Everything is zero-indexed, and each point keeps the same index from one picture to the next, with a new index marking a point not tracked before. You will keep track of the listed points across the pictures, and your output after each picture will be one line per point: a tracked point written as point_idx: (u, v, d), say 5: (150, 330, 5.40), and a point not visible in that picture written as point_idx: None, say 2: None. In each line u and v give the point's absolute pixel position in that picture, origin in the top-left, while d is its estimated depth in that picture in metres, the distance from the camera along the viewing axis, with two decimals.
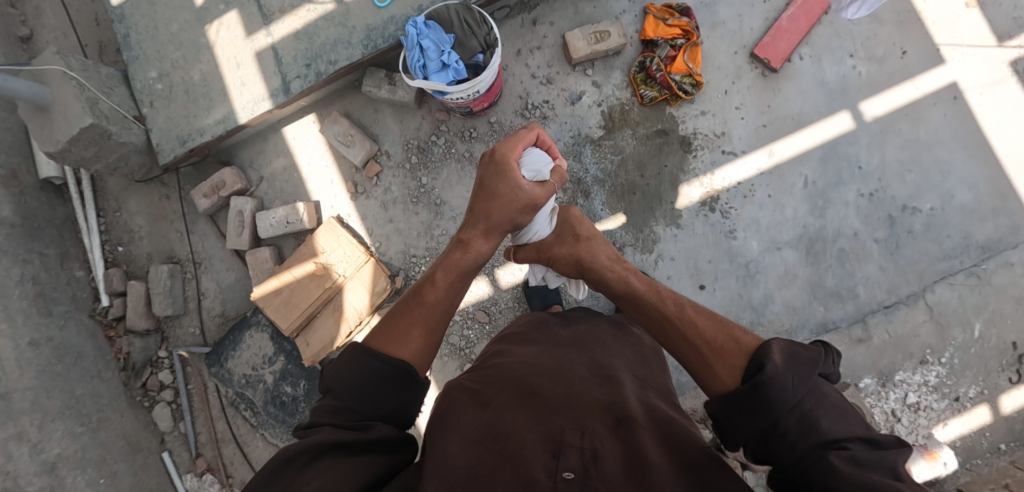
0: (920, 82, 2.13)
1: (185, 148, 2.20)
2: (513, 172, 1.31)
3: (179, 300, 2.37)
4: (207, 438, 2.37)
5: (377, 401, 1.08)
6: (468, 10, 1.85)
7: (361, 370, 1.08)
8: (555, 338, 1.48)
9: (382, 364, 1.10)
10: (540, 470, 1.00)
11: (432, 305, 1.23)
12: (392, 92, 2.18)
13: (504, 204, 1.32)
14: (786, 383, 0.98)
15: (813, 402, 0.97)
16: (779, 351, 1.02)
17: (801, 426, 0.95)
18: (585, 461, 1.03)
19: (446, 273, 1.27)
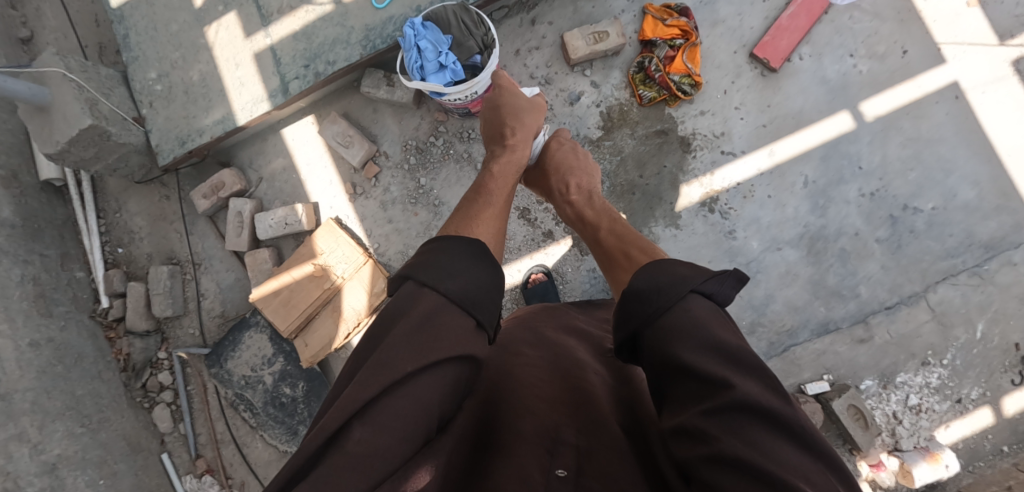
0: (922, 81, 2.12)
1: (184, 148, 2.20)
2: (516, 88, 1.62)
3: (179, 301, 2.34)
4: (207, 439, 2.37)
5: (473, 296, 0.98)
6: (467, 11, 1.87)
7: (452, 252, 1.04)
8: (555, 323, 1.38)
9: (469, 244, 1.07)
10: (532, 467, 0.89)
11: (495, 188, 1.36)
12: (391, 93, 2.18)
13: (526, 112, 1.59)
14: (650, 305, 1.02)
15: (693, 330, 0.95)
16: (653, 274, 1.06)
17: (655, 346, 0.97)
18: (579, 458, 0.92)
19: (504, 168, 1.45)
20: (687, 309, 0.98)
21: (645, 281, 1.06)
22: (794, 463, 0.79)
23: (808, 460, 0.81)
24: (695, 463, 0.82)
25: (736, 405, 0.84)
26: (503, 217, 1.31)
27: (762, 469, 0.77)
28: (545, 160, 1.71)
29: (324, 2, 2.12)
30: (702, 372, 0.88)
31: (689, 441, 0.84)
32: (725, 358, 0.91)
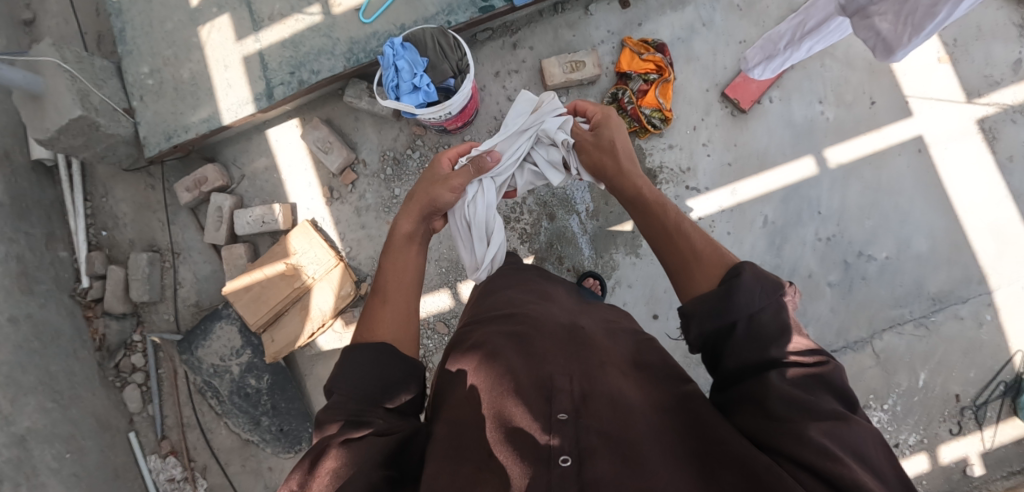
0: (887, 131, 2.17)
1: (170, 144, 2.28)
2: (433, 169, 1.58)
3: (157, 287, 2.42)
4: (173, 422, 2.46)
5: (382, 382, 1.16)
6: (444, 35, 1.95)
7: (359, 351, 1.19)
8: (535, 294, 1.54)
9: (372, 347, 1.20)
10: (536, 414, 1.08)
11: (392, 288, 1.38)
12: (372, 104, 2.26)
13: (420, 190, 1.55)
14: (751, 300, 1.09)
15: (779, 327, 1.07)
16: (752, 271, 1.12)
17: (753, 345, 1.07)
18: (575, 402, 1.10)
19: (390, 256, 1.45)
20: (781, 306, 1.09)
21: (748, 277, 1.11)
22: (825, 396, 0.99)
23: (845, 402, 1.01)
24: (772, 406, 0.98)
25: (810, 376, 1.01)
26: (412, 303, 1.38)
27: (807, 405, 0.96)
28: (606, 138, 1.55)
29: (314, 12, 2.21)
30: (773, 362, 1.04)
31: (764, 397, 1.00)
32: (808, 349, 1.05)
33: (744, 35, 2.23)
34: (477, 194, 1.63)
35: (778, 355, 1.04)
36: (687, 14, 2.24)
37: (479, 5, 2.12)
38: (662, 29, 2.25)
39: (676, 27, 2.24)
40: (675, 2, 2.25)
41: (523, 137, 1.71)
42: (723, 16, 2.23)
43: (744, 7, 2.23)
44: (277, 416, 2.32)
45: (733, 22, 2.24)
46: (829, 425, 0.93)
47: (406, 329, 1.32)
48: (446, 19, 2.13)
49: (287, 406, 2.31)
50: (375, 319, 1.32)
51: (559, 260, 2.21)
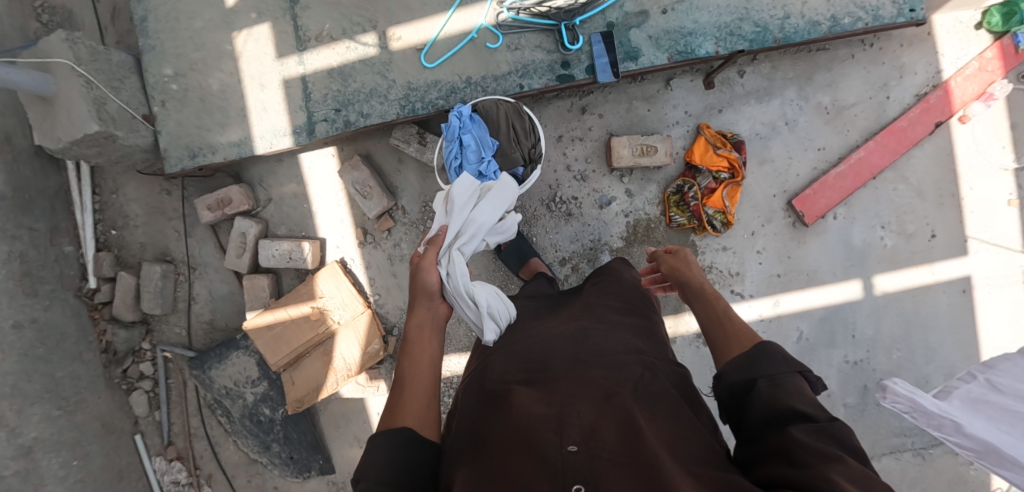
0: (938, 268, 2.15)
1: (194, 162, 2.08)
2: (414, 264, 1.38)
3: (169, 300, 2.30)
4: (179, 429, 2.43)
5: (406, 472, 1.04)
6: (520, 117, 1.79)
7: (384, 438, 1.07)
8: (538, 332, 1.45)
9: (396, 432, 1.08)
10: (557, 443, 0.99)
11: (413, 371, 1.20)
12: (420, 152, 2.10)
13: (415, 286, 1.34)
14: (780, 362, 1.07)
15: (798, 380, 1.05)
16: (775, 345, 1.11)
17: (776, 398, 1.03)
18: (594, 429, 1.02)
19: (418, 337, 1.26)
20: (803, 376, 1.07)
21: (775, 348, 1.10)
22: (842, 447, 0.96)
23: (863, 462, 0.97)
24: (804, 457, 0.92)
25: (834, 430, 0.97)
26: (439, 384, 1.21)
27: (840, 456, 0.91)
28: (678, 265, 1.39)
29: (368, 43, 2.00)
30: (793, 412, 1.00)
31: (795, 458, 0.93)
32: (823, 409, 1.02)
33: (824, 142, 2.13)
34: (451, 267, 1.41)
35: (805, 408, 1.00)
36: (771, 110, 2.12)
37: (558, 72, 1.93)
38: (742, 121, 2.12)
39: (756, 122, 2.13)
40: (761, 93, 2.11)
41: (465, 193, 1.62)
42: (807, 119, 2.12)
43: (831, 112, 2.12)
44: (288, 445, 2.31)
45: (816, 127, 2.13)
46: (849, 474, 0.88)
47: (431, 420, 1.15)
48: (520, 82, 1.94)
49: (299, 437, 2.31)
50: (394, 405, 1.15)
51: None
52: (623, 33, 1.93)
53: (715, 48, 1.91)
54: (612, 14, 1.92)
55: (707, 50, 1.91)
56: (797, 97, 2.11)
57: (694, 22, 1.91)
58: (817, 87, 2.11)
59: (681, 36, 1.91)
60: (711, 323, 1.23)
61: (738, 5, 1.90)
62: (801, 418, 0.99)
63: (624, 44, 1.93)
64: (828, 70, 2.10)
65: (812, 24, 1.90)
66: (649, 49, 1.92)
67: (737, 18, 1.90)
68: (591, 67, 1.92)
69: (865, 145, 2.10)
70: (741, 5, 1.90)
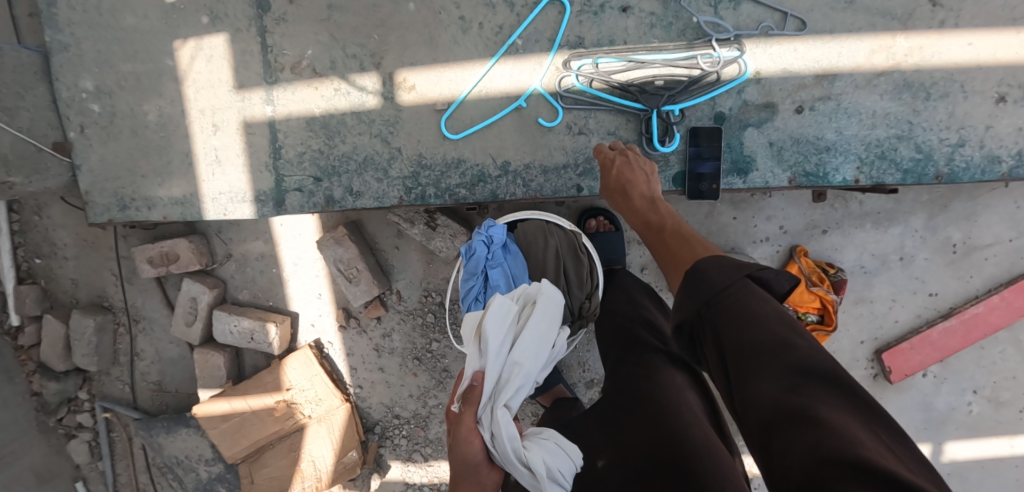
0: (1018, 440, 1.74)
1: (124, 216, 1.56)
2: (451, 428, 0.98)
3: (107, 356, 1.89)
4: (127, 481, 2.08)
5: None
6: (578, 263, 1.26)
7: None
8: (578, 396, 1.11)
9: None
10: None
11: None
12: (426, 237, 1.57)
13: (455, 458, 0.96)
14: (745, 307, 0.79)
15: (733, 294, 0.80)
16: (710, 257, 0.87)
17: (725, 338, 0.77)
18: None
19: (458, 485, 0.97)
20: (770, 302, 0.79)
21: (708, 261, 0.86)
22: (814, 378, 0.70)
23: (848, 400, 0.69)
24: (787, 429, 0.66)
25: (799, 364, 0.71)
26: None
27: (806, 411, 0.66)
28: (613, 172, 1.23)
29: (365, 87, 1.42)
30: (751, 356, 0.74)
31: (780, 422, 0.67)
32: (778, 327, 0.76)
33: (938, 286, 1.67)
34: (496, 425, 0.95)
35: (755, 346, 0.74)
36: (888, 239, 1.64)
37: None
38: (849, 248, 1.65)
39: (864, 252, 1.65)
40: (882, 217, 1.62)
41: (504, 314, 1.10)
42: (929, 255, 1.65)
43: (957, 252, 1.64)
44: None
45: (934, 269, 1.66)
46: (839, 442, 0.62)
47: None
48: (579, 181, 1.36)
49: None
50: None
51: None
52: (735, 131, 1.33)
53: (855, 175, 1.33)
54: (724, 102, 1.31)
55: (845, 175, 1.34)
56: (922, 228, 1.63)
57: (836, 132, 1.32)
58: (950, 218, 1.62)
59: (815, 150, 1.33)
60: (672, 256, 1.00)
61: (901, 117, 1.31)
62: (760, 358, 0.73)
63: (734, 148, 1.34)
64: (971, 199, 1.61)
65: (991, 160, 1.31)
66: (765, 160, 1.34)
67: (895, 135, 1.32)
68: (682, 176, 1.34)
69: (986, 299, 1.63)
70: (904, 117, 1.31)
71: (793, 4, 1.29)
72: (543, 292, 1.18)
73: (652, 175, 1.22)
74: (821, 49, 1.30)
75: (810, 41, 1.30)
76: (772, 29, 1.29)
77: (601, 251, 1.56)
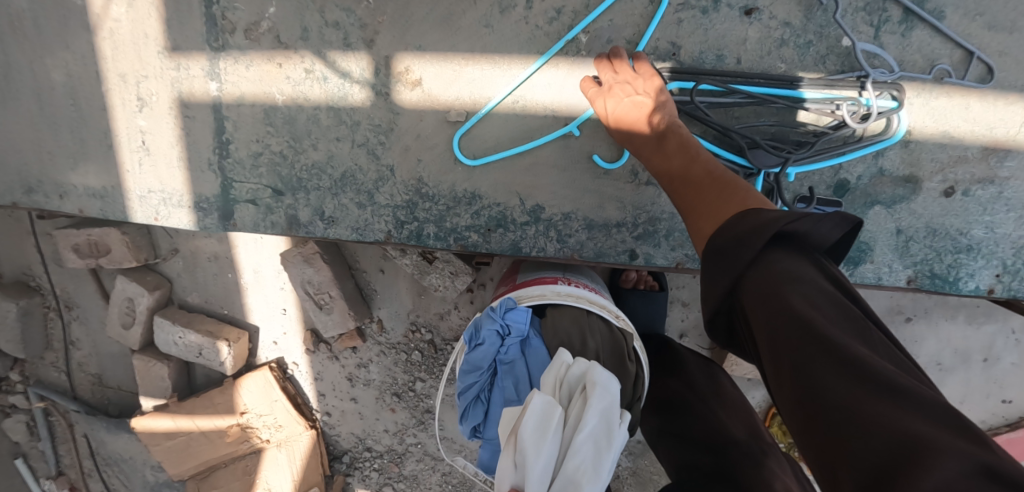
0: None
1: (30, 201, 1.19)
2: None
3: (36, 342, 1.60)
4: (72, 464, 1.90)
5: None
6: (622, 376, 0.89)
7: None
8: None
9: None
10: None
11: None
12: (418, 272, 1.23)
13: None
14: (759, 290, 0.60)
15: (770, 276, 0.60)
16: (741, 217, 0.66)
17: (774, 346, 0.56)
18: None
19: None
20: (805, 262, 0.60)
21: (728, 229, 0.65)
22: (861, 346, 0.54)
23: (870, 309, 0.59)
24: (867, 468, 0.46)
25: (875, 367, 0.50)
26: None
27: (875, 417, 0.48)
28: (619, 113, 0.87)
29: (348, 75, 1.00)
30: (805, 358, 0.54)
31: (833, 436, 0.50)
32: (838, 315, 0.56)
33: (1017, 394, 1.35)
34: None
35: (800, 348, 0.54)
36: (977, 337, 1.31)
37: None
38: (932, 340, 1.32)
39: (946, 348, 1.32)
40: (980, 310, 1.28)
41: (546, 426, 0.75)
42: (1018, 359, 1.32)
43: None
44: None
45: None
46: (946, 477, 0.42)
47: None
48: (633, 246, 0.99)
49: None
50: None
51: None
52: (857, 207, 0.96)
53: (990, 284, 0.96)
54: (852, 169, 0.94)
55: (978, 284, 0.97)
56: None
57: (986, 228, 0.94)
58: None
59: (951, 247, 0.96)
60: (695, 214, 0.73)
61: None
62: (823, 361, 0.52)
63: None
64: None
65: None
66: (885, 251, 0.97)
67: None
68: None
69: None
70: None
71: (986, 41, 0.89)
72: (598, 379, 0.79)
73: (645, 97, 0.85)
74: (1000, 111, 0.91)
75: (989, 99, 0.90)
76: (948, 75, 0.90)
77: (633, 316, 1.22)
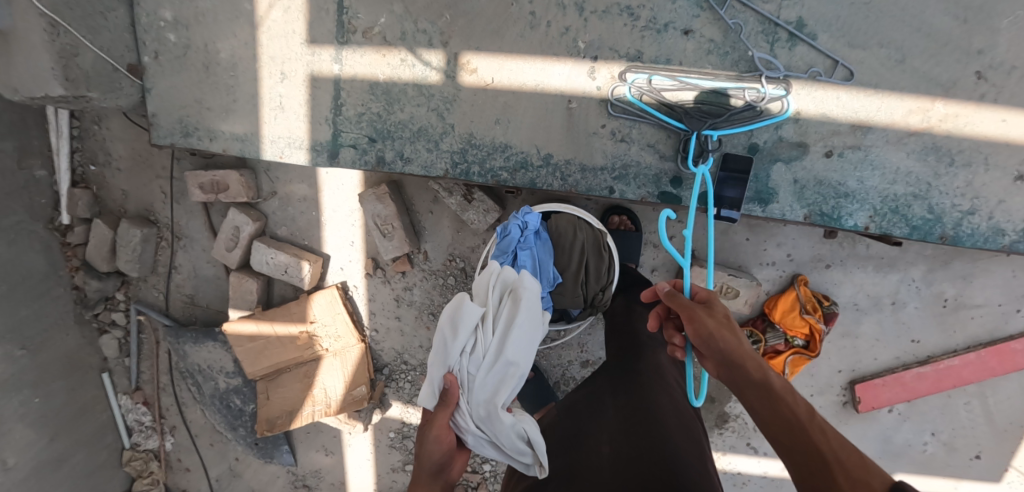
0: (964, 485, 1.96)
1: (187, 143, 1.67)
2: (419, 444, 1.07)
3: (148, 264, 2.05)
4: (149, 378, 2.33)
5: None
6: (599, 261, 1.39)
7: None
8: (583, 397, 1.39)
9: None
10: None
11: None
12: (461, 208, 1.70)
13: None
14: None
15: None
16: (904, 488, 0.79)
17: None
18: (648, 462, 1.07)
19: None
20: None
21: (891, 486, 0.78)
22: None
23: None
24: None
25: None
26: None
27: None
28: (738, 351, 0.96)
29: (430, 64, 1.50)
30: None
31: None
32: None
33: (922, 334, 1.77)
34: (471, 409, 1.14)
35: None
36: (885, 284, 1.72)
37: (663, 187, 1.47)
38: (847, 285, 1.73)
39: (861, 292, 1.74)
40: (884, 262, 1.70)
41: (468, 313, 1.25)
42: (918, 304, 1.74)
43: (947, 307, 1.74)
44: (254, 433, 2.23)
45: (923, 317, 1.75)
46: None
47: None
48: (612, 184, 1.48)
49: None
50: None
51: None
52: (765, 164, 1.43)
53: (866, 222, 1.44)
54: (760, 135, 1.41)
55: (856, 222, 1.45)
56: (920, 279, 1.71)
57: (858, 181, 1.42)
58: (947, 274, 1.70)
59: (834, 194, 1.43)
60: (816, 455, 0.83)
61: (922, 177, 1.41)
62: None
63: (760, 179, 1.44)
64: (971, 260, 1.68)
65: (995, 231, 1.43)
66: (787, 196, 1.45)
67: (911, 193, 1.42)
68: (707, 195, 1.46)
69: (962, 354, 1.75)
70: (925, 178, 1.41)
71: (847, 56, 1.37)
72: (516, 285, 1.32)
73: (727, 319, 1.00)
74: (862, 101, 1.38)
75: (854, 92, 1.38)
76: (820, 75, 1.38)
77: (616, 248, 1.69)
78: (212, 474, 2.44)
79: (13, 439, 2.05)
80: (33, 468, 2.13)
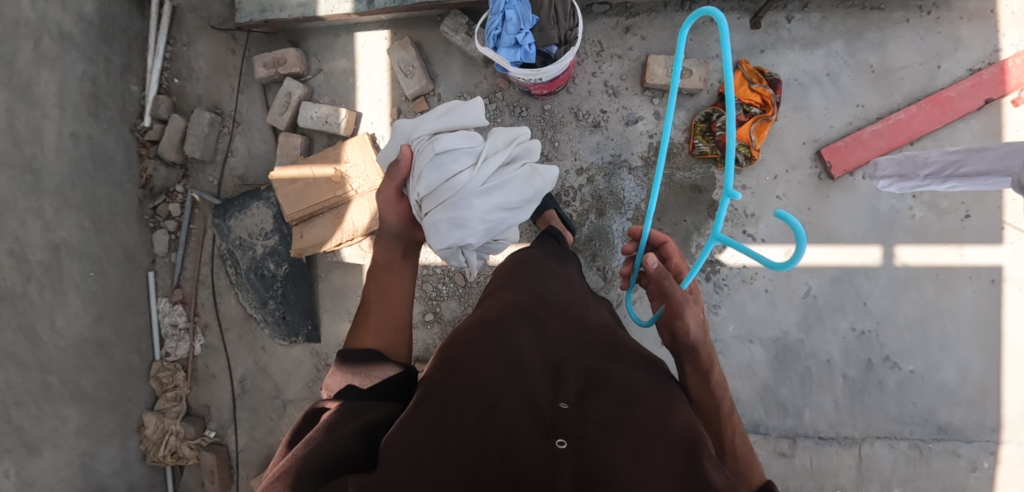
0: (967, 251, 2.04)
1: (262, 16, 2.25)
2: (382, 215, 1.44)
3: (210, 149, 2.48)
4: (190, 274, 2.59)
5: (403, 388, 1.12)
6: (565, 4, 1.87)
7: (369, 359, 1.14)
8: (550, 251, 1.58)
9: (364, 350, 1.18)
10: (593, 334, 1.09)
11: (376, 302, 1.30)
12: (465, 42, 2.20)
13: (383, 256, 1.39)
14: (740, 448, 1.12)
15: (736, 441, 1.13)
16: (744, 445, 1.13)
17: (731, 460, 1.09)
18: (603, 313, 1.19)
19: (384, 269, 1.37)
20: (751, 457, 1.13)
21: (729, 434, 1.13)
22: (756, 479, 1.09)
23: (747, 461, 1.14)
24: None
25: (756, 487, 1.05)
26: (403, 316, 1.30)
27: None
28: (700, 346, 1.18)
29: None
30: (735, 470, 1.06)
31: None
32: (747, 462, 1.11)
33: (864, 99, 2.09)
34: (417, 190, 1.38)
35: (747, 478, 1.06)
36: (815, 60, 2.10)
37: None
38: (783, 64, 2.12)
39: (798, 69, 2.11)
40: (807, 41, 2.11)
41: (468, 140, 1.42)
42: (850, 73, 2.09)
43: (876, 72, 2.08)
44: (283, 304, 2.39)
45: (857, 84, 2.09)
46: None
47: (392, 336, 1.25)
48: None
49: (296, 299, 2.38)
50: (360, 326, 1.27)
51: (592, 257, 2.17)
52: None
53: None
54: None
55: None
56: (843, 51, 2.09)
57: None
58: (865, 44, 2.09)
59: None
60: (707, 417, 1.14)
61: None
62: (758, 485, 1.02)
63: None
64: (880, 29, 2.08)
65: None
66: None
67: None
68: None
69: (907, 109, 2.04)
70: None
71: None
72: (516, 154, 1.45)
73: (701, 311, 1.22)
74: None
75: None
76: None
77: None
78: (236, 376, 2.53)
79: (65, 304, 2.15)
80: (74, 342, 2.18)
